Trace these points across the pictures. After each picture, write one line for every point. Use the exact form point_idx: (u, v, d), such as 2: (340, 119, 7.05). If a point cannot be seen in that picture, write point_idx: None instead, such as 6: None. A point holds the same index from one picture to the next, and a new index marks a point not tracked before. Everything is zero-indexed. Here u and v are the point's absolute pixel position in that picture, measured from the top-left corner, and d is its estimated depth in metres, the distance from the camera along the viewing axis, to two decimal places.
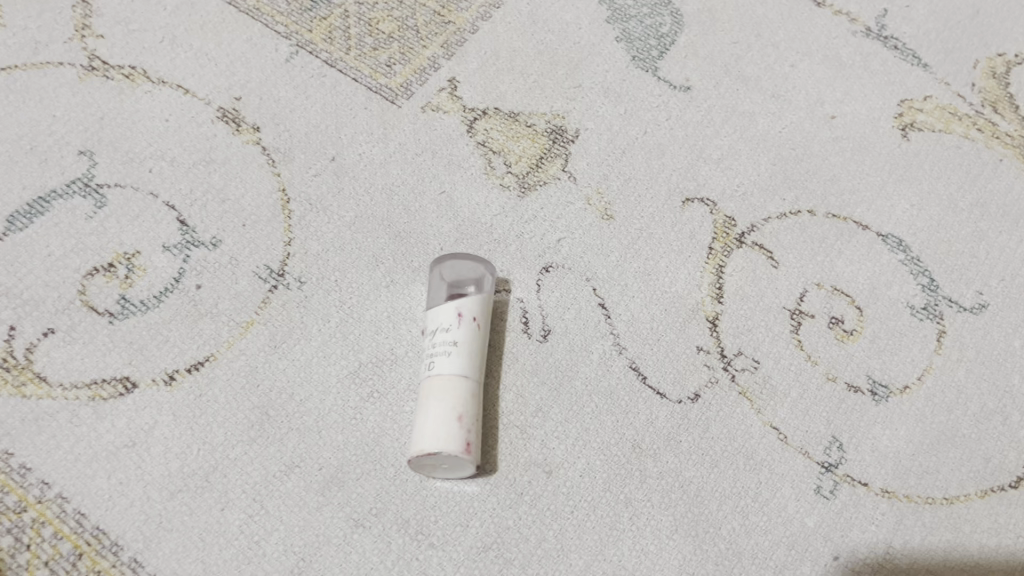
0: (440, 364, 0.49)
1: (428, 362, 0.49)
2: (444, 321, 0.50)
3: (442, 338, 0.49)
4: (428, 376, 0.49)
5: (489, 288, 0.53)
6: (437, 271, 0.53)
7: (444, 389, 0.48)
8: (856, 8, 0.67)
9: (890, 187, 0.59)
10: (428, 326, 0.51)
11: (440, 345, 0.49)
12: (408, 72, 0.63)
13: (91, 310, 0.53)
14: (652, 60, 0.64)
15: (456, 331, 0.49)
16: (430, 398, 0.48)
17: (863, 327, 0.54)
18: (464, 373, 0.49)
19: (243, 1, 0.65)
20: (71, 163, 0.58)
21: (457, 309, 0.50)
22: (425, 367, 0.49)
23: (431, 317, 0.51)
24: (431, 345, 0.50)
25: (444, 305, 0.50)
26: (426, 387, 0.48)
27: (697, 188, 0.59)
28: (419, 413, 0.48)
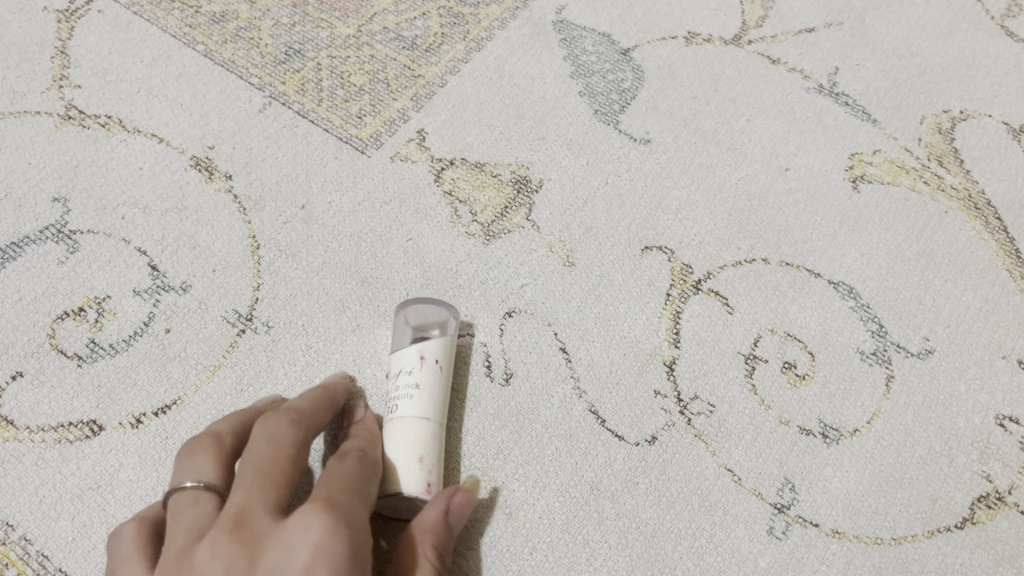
0: (403, 406, 0.50)
1: (393, 404, 0.50)
2: (407, 363, 0.51)
3: (405, 380, 0.51)
4: (393, 417, 0.50)
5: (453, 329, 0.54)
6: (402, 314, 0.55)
7: (407, 429, 0.49)
8: (809, 66, 0.70)
9: (840, 237, 0.62)
10: (393, 367, 0.52)
11: (405, 386, 0.50)
12: (378, 123, 0.65)
13: (60, 353, 0.54)
14: (613, 114, 0.67)
15: (420, 373, 0.51)
16: (394, 440, 0.49)
17: (815, 372, 0.56)
18: (427, 415, 0.50)
19: (219, 54, 0.67)
20: (44, 209, 0.59)
21: (420, 352, 0.51)
22: (390, 409, 0.51)
23: (396, 359, 0.52)
24: (395, 388, 0.51)
25: (407, 349, 0.52)
26: (390, 428, 0.50)
27: (656, 236, 0.61)
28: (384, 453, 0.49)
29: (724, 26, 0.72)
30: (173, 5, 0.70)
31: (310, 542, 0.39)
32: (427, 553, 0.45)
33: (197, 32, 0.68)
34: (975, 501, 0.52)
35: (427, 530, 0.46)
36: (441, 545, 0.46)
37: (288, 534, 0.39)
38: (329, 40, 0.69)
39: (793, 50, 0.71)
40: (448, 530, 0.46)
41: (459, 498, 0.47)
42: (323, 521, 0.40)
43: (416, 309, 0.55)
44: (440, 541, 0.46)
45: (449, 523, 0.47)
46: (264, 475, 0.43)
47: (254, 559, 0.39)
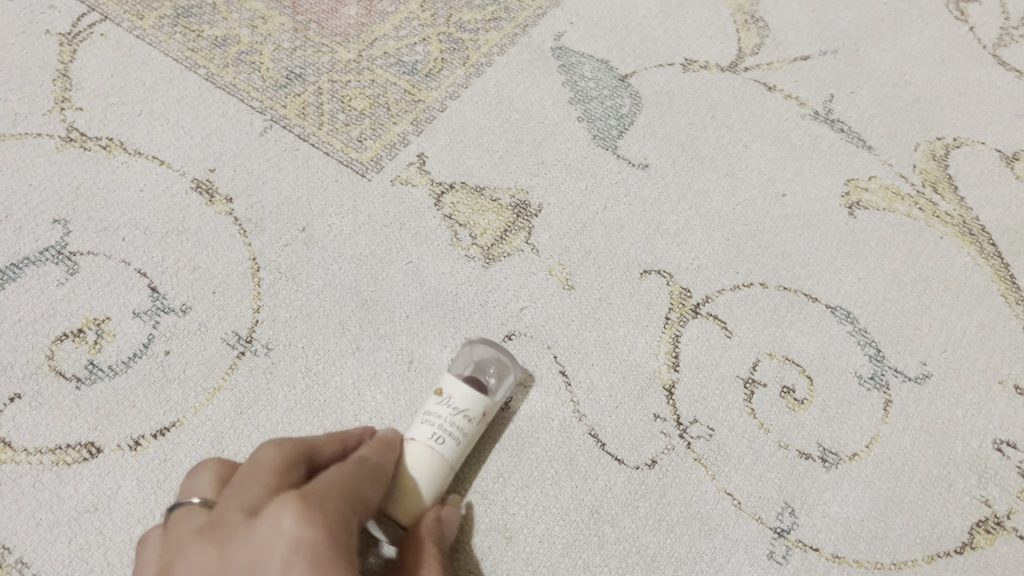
0: (446, 446, 0.48)
1: (437, 435, 0.48)
2: (465, 404, 0.49)
3: (455, 420, 0.49)
4: (431, 447, 0.48)
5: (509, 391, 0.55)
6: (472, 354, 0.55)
7: (434, 470, 0.48)
8: (805, 93, 0.71)
9: (837, 262, 0.62)
10: (452, 396, 0.50)
11: (456, 431, 0.49)
12: (378, 147, 0.65)
13: (59, 374, 0.54)
14: (612, 139, 0.67)
15: (472, 427, 0.50)
16: (421, 474, 0.48)
17: (814, 397, 0.56)
18: (453, 463, 0.49)
19: (220, 78, 0.68)
20: (44, 231, 0.59)
21: (480, 404, 0.50)
22: (429, 434, 0.49)
23: (462, 393, 0.50)
24: (447, 419, 0.49)
25: (479, 395, 0.50)
26: (424, 457, 0.48)
27: (655, 261, 0.61)
28: (401, 475, 0.48)
29: (720, 53, 0.73)
30: (175, 29, 0.70)
31: (284, 535, 0.36)
32: (427, 545, 0.46)
33: (199, 56, 0.69)
34: (974, 526, 0.52)
35: (424, 525, 0.47)
36: (439, 540, 0.47)
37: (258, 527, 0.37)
38: (329, 64, 0.69)
39: (788, 77, 0.72)
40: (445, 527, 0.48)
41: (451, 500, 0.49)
42: (296, 510, 0.37)
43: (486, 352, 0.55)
44: (438, 535, 0.47)
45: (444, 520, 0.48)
46: (247, 480, 0.41)
47: (226, 557, 0.37)
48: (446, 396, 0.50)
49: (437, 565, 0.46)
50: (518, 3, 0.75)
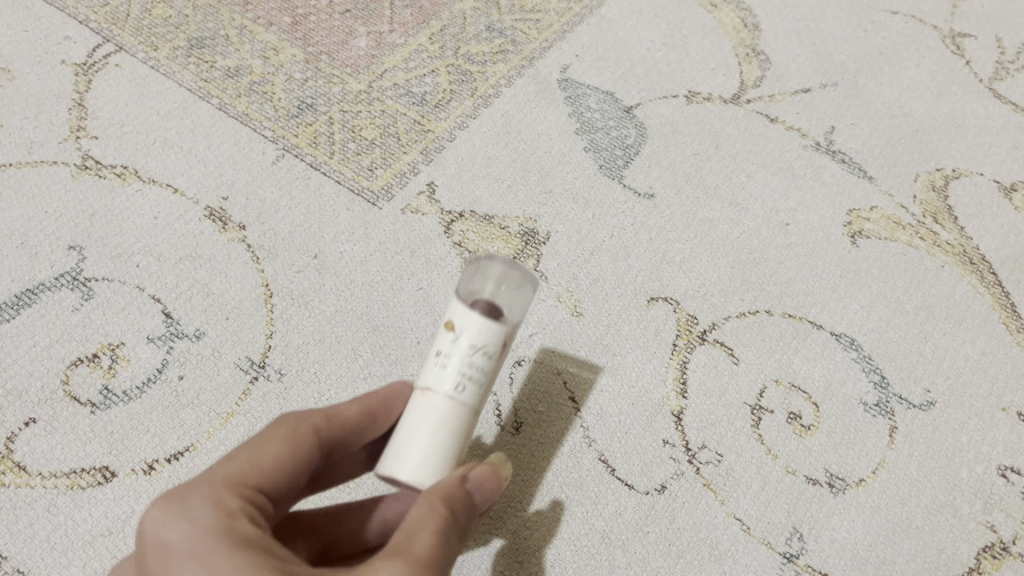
0: (468, 393, 0.42)
1: (457, 382, 0.42)
2: (481, 339, 0.42)
3: (474, 361, 0.42)
4: (452, 399, 0.42)
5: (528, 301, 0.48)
6: (482, 276, 0.49)
7: (455, 424, 0.42)
8: (806, 124, 0.72)
9: (841, 289, 0.63)
10: (461, 329, 0.42)
11: (477, 372, 0.42)
12: (388, 176, 0.66)
13: (74, 399, 0.54)
14: (618, 169, 0.68)
15: (494, 362, 0.42)
16: (444, 434, 0.42)
17: (820, 423, 0.57)
18: (475, 408, 0.42)
19: (233, 107, 0.69)
20: (59, 257, 0.60)
21: (498, 333, 0.42)
22: (448, 383, 0.42)
23: (474, 325, 0.42)
24: (463, 361, 0.42)
25: (495, 325, 0.42)
26: (444, 412, 0.42)
27: (662, 288, 0.62)
28: (421, 436, 0.42)
29: (723, 85, 0.75)
30: (189, 60, 0.72)
31: (159, 544, 0.37)
32: (437, 504, 0.39)
33: (212, 86, 0.70)
34: (980, 551, 0.53)
35: (441, 486, 0.40)
36: (455, 500, 0.40)
37: (143, 534, 0.38)
38: (340, 95, 0.71)
39: (790, 109, 0.73)
40: (467, 499, 0.41)
41: (479, 470, 0.42)
42: (172, 512, 0.37)
43: (502, 274, 0.50)
44: (454, 502, 0.40)
45: (465, 491, 0.41)
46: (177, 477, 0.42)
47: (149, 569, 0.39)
48: (456, 330, 0.42)
49: (437, 533, 0.38)
50: (525, 36, 0.77)
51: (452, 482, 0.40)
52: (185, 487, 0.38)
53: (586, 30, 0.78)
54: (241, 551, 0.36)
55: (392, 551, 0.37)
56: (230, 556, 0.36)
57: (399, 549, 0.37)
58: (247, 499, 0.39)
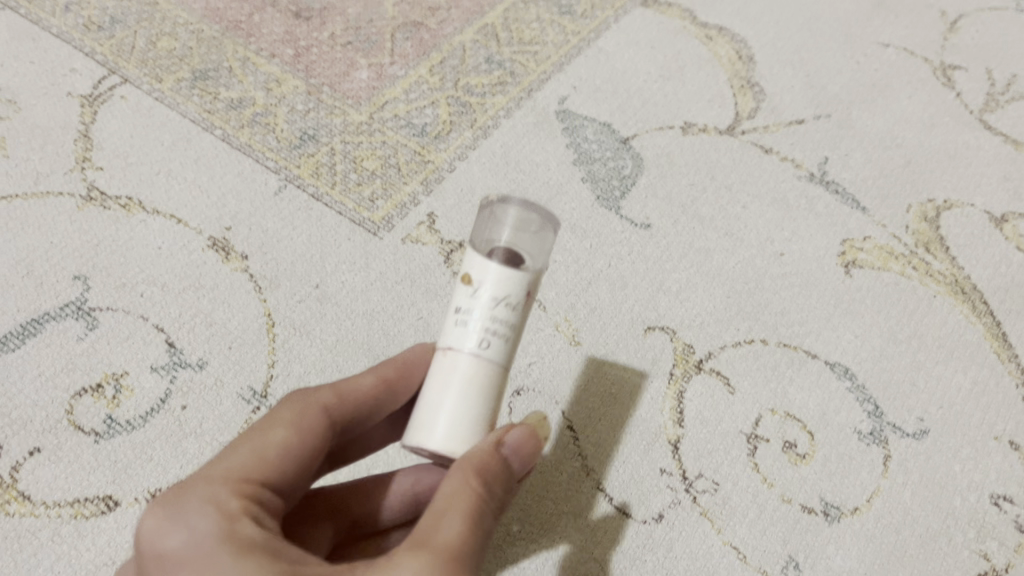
0: (494, 349, 0.41)
1: (481, 339, 0.41)
2: (503, 291, 0.41)
3: (498, 314, 0.41)
4: (478, 356, 0.41)
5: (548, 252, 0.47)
6: (499, 215, 0.48)
7: (484, 384, 0.41)
8: (800, 155, 0.74)
9: (835, 319, 0.64)
10: (481, 281, 0.41)
11: (503, 324, 0.41)
12: (389, 206, 0.67)
13: (78, 428, 0.55)
14: (615, 199, 0.69)
15: (519, 313, 0.41)
16: (473, 394, 0.41)
17: (815, 451, 0.58)
18: (503, 366, 0.42)
19: (236, 138, 0.70)
20: (64, 287, 0.60)
21: (521, 283, 0.41)
22: (473, 340, 0.41)
23: (494, 276, 0.41)
24: (485, 315, 0.41)
25: (517, 274, 0.41)
26: (470, 370, 0.41)
27: (658, 317, 0.63)
28: (449, 400, 0.41)
29: (718, 116, 0.76)
30: (193, 92, 0.73)
31: (160, 551, 0.37)
32: (467, 482, 0.38)
33: (215, 118, 0.71)
34: None
35: (474, 458, 0.39)
36: (486, 474, 0.39)
37: (142, 545, 0.38)
38: (342, 126, 0.72)
39: (784, 140, 0.75)
40: (501, 468, 0.40)
41: (514, 434, 0.41)
42: (170, 519, 0.37)
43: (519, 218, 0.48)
44: (488, 475, 0.39)
45: (500, 460, 0.40)
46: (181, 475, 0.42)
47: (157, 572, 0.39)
48: (476, 284, 0.41)
49: (469, 514, 0.37)
50: (523, 68, 0.78)
51: (483, 454, 0.40)
52: (182, 489, 0.39)
53: (583, 61, 0.79)
54: (241, 553, 0.36)
55: (424, 535, 0.37)
56: (231, 561, 0.36)
57: (429, 532, 0.37)
58: (248, 498, 0.39)
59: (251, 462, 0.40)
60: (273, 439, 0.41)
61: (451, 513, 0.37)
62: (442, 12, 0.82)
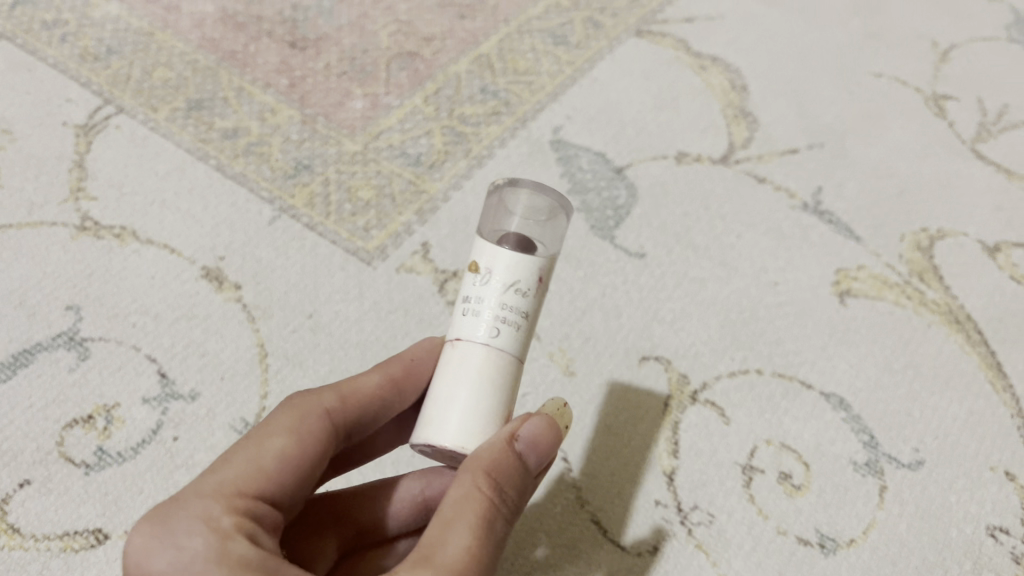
0: (504, 337, 0.41)
1: (491, 327, 0.41)
2: (511, 277, 0.42)
3: (508, 300, 0.41)
4: (488, 345, 0.41)
5: (560, 243, 0.48)
6: (509, 202, 0.48)
7: (497, 374, 0.41)
8: (794, 184, 0.74)
9: (830, 349, 0.64)
10: (491, 267, 0.42)
11: (514, 309, 0.41)
12: (383, 236, 0.67)
13: (68, 460, 0.54)
14: (609, 229, 0.69)
15: (532, 299, 0.42)
16: (485, 383, 0.41)
17: (811, 483, 0.57)
18: (515, 355, 0.42)
19: (231, 168, 0.70)
20: (56, 318, 0.60)
21: (529, 269, 0.42)
22: (483, 329, 0.41)
23: (503, 263, 0.42)
24: (495, 302, 0.41)
25: (525, 260, 0.42)
26: (481, 359, 0.41)
27: (653, 348, 0.63)
28: (460, 392, 0.40)
29: (711, 146, 0.76)
30: (188, 122, 0.73)
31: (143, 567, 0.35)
32: (477, 486, 0.37)
33: (210, 147, 0.71)
34: None
35: (486, 456, 0.38)
36: (498, 475, 0.38)
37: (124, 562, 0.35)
38: (336, 156, 0.72)
39: (778, 170, 0.75)
40: (516, 464, 0.39)
41: (530, 425, 0.40)
42: (157, 534, 0.35)
43: (529, 206, 0.48)
44: (500, 475, 0.38)
45: (515, 455, 0.39)
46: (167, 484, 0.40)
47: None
48: (485, 271, 0.42)
49: (478, 521, 0.37)
50: (518, 98, 0.78)
51: (496, 454, 0.38)
52: (172, 502, 0.36)
53: (578, 91, 0.80)
54: None
55: (431, 544, 0.36)
56: None
57: (439, 542, 0.36)
58: (243, 514, 0.37)
59: (248, 475, 0.38)
60: (273, 447, 0.39)
61: (459, 525, 0.36)
62: (437, 42, 0.83)
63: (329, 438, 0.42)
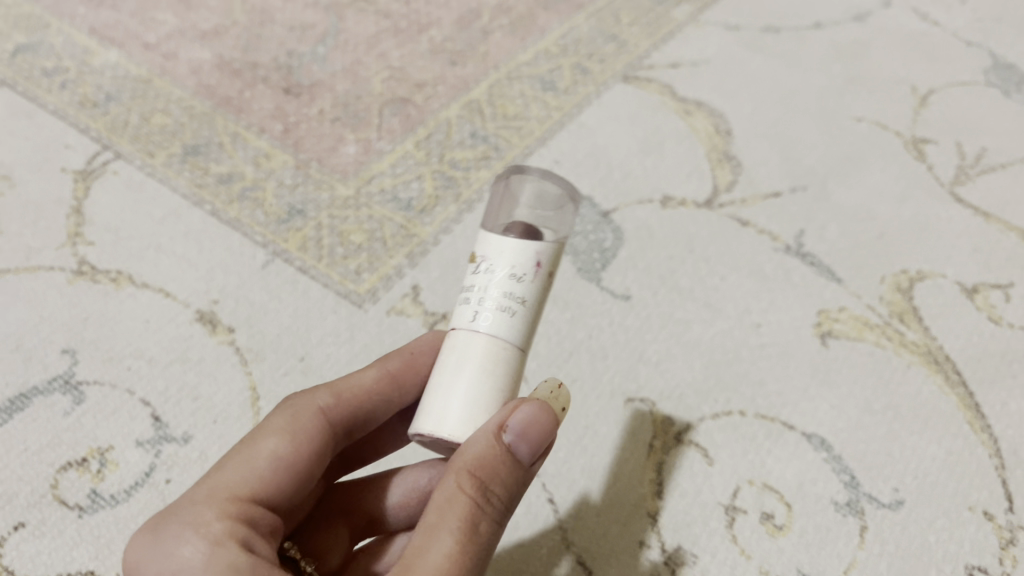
0: (502, 324, 0.40)
1: (488, 316, 0.41)
2: (508, 264, 0.41)
3: (506, 287, 0.41)
4: (486, 334, 0.40)
5: (567, 230, 0.49)
6: (518, 189, 0.50)
7: (495, 362, 0.40)
8: (776, 227, 0.75)
9: (812, 390, 0.65)
10: (489, 255, 0.42)
11: (512, 293, 0.41)
12: (374, 279, 0.69)
13: (62, 503, 0.55)
14: (596, 271, 0.71)
15: (531, 283, 0.41)
16: (483, 372, 0.40)
17: (792, 523, 0.58)
18: (514, 342, 0.41)
19: (225, 213, 0.72)
20: (52, 361, 0.61)
21: (527, 255, 0.42)
22: (480, 319, 0.41)
23: (500, 251, 0.42)
24: (492, 291, 0.41)
25: (523, 245, 0.42)
26: (478, 348, 0.40)
27: (638, 389, 0.64)
28: (457, 385, 0.40)
29: (696, 189, 0.78)
30: (184, 167, 0.75)
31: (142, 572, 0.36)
32: (460, 489, 0.38)
33: (205, 192, 0.73)
34: None
35: (472, 457, 0.38)
36: (483, 475, 0.38)
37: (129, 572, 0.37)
38: (329, 200, 0.74)
39: (761, 213, 0.76)
40: (503, 458, 0.38)
41: (521, 414, 0.38)
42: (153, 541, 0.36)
43: (537, 191, 0.50)
44: (487, 474, 0.38)
45: (504, 451, 0.38)
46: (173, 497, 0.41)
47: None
48: (484, 261, 0.42)
49: (462, 526, 0.37)
50: (507, 143, 0.80)
51: (481, 453, 0.38)
52: (167, 516, 0.37)
53: (566, 136, 0.82)
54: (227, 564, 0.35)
55: (415, 550, 0.37)
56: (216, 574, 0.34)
57: (422, 548, 0.37)
58: (237, 520, 0.37)
59: (241, 478, 0.39)
60: (267, 448, 0.41)
61: (442, 532, 0.37)
62: (428, 88, 0.85)
63: (325, 433, 0.43)
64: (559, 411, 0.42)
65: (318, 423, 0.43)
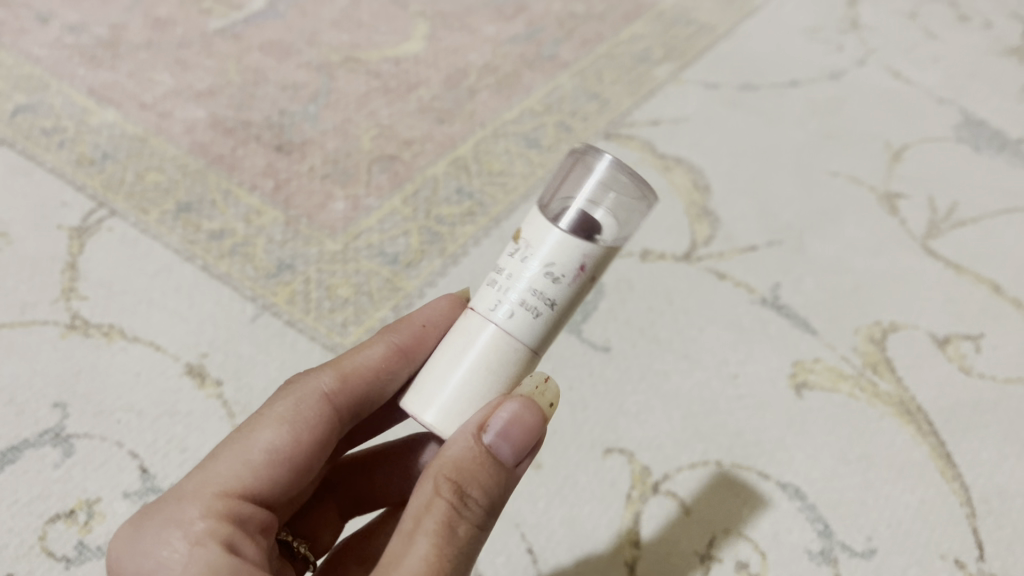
0: (518, 322, 0.40)
1: (508, 310, 0.40)
2: (546, 261, 0.40)
3: (535, 286, 0.40)
4: (501, 327, 0.40)
5: (633, 229, 0.45)
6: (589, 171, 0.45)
7: (500, 360, 0.40)
8: (753, 280, 0.78)
9: (787, 440, 0.67)
10: (532, 241, 0.41)
11: (540, 293, 0.40)
12: (360, 332, 0.70)
13: (49, 554, 0.56)
14: (577, 322, 0.73)
15: (566, 286, 0.40)
16: (484, 368, 0.40)
17: (767, 572, 0.59)
18: (527, 343, 0.41)
19: (216, 267, 0.74)
20: (44, 414, 0.63)
21: (570, 254, 0.40)
22: (499, 311, 0.41)
23: (541, 241, 0.41)
24: (519, 284, 0.40)
25: (568, 245, 0.40)
26: (489, 344, 0.40)
27: (616, 439, 0.66)
28: (455, 376, 0.41)
29: (676, 243, 0.80)
30: (177, 224, 0.77)
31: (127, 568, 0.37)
32: (439, 492, 0.38)
33: (197, 248, 0.75)
34: None
35: (452, 462, 0.38)
36: (461, 478, 0.38)
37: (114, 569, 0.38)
38: (318, 255, 0.76)
39: (738, 266, 0.79)
40: (481, 461, 0.38)
41: (503, 414, 0.38)
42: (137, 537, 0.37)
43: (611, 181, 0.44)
44: (466, 479, 0.38)
45: (483, 453, 0.38)
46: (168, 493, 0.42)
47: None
48: (524, 245, 0.41)
49: (441, 528, 0.37)
50: (492, 198, 0.83)
51: (460, 457, 0.38)
52: (153, 512, 0.38)
53: None
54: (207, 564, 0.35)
55: (392, 556, 0.36)
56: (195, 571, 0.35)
57: (401, 551, 0.37)
58: (223, 517, 0.38)
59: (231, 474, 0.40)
60: (261, 442, 0.41)
61: (420, 535, 0.37)
62: (416, 145, 0.88)
63: (325, 420, 0.44)
64: (546, 407, 0.41)
65: (316, 411, 0.44)
